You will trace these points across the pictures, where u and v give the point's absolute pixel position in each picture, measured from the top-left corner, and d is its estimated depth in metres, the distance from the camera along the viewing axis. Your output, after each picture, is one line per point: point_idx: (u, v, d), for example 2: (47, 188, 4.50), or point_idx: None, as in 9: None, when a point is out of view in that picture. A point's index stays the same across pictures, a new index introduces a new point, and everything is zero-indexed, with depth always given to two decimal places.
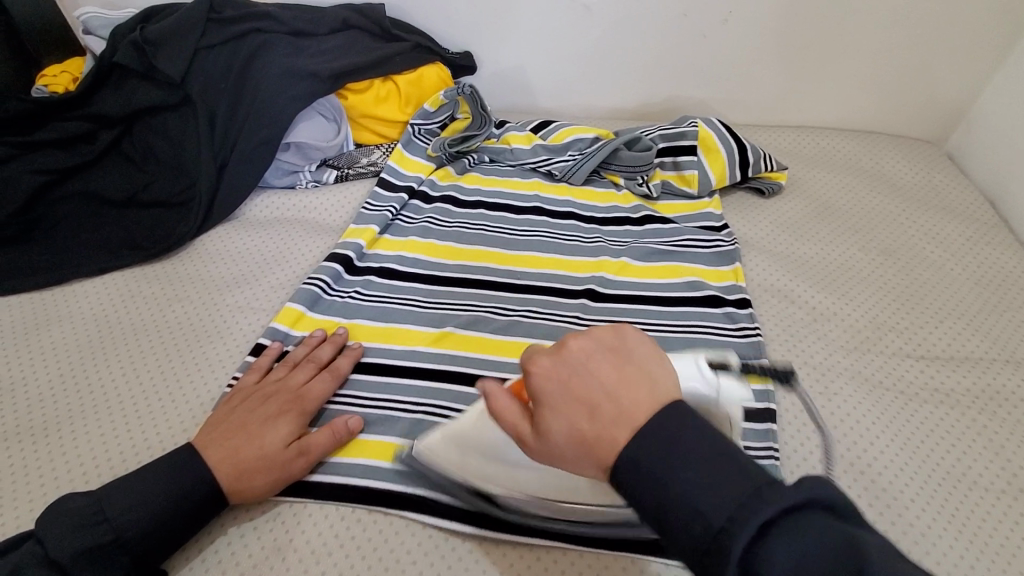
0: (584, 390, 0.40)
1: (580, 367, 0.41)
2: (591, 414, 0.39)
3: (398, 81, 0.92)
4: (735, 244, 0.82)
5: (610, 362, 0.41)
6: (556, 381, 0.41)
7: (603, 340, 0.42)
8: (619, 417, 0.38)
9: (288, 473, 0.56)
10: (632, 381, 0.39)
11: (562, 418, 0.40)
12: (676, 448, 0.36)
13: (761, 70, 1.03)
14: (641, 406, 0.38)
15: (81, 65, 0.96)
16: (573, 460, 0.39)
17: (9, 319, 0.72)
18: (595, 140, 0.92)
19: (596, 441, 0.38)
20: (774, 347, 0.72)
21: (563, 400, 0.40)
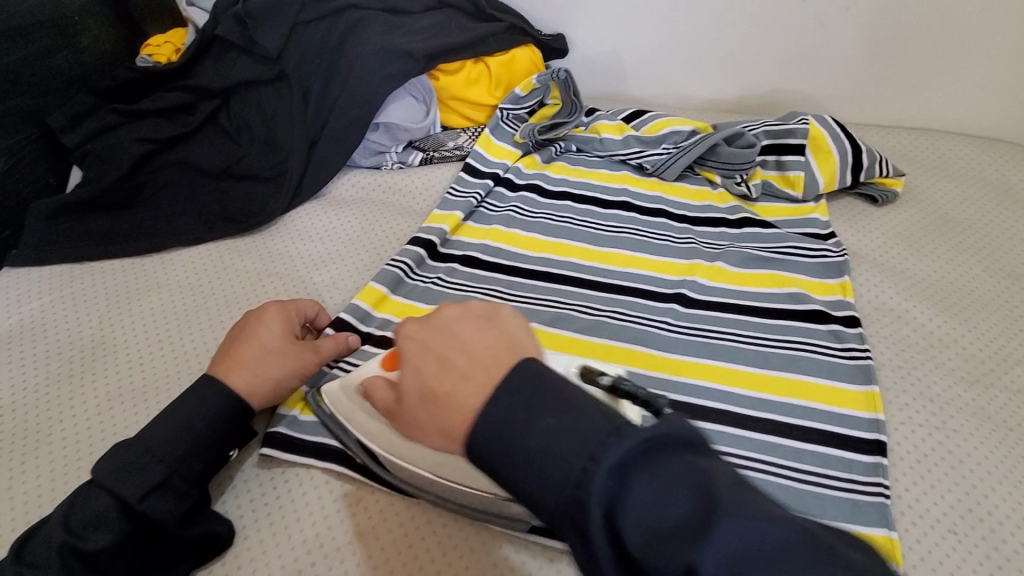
0: (442, 349, 0.42)
1: (442, 330, 0.43)
2: (442, 373, 0.41)
3: (489, 63, 0.91)
4: (844, 255, 0.75)
5: (473, 326, 0.43)
6: (419, 342, 0.44)
7: (475, 311, 0.45)
8: (463, 376, 0.39)
9: (300, 365, 0.60)
10: (492, 344, 0.41)
11: (417, 378, 0.42)
12: (533, 405, 0.35)
13: (881, 64, 0.93)
14: (485, 366, 0.39)
15: (183, 36, 0.98)
16: (426, 420, 0.41)
17: (113, 281, 0.76)
18: (692, 134, 0.86)
19: (447, 400, 0.40)
20: (885, 374, 0.66)
21: (424, 360, 0.43)
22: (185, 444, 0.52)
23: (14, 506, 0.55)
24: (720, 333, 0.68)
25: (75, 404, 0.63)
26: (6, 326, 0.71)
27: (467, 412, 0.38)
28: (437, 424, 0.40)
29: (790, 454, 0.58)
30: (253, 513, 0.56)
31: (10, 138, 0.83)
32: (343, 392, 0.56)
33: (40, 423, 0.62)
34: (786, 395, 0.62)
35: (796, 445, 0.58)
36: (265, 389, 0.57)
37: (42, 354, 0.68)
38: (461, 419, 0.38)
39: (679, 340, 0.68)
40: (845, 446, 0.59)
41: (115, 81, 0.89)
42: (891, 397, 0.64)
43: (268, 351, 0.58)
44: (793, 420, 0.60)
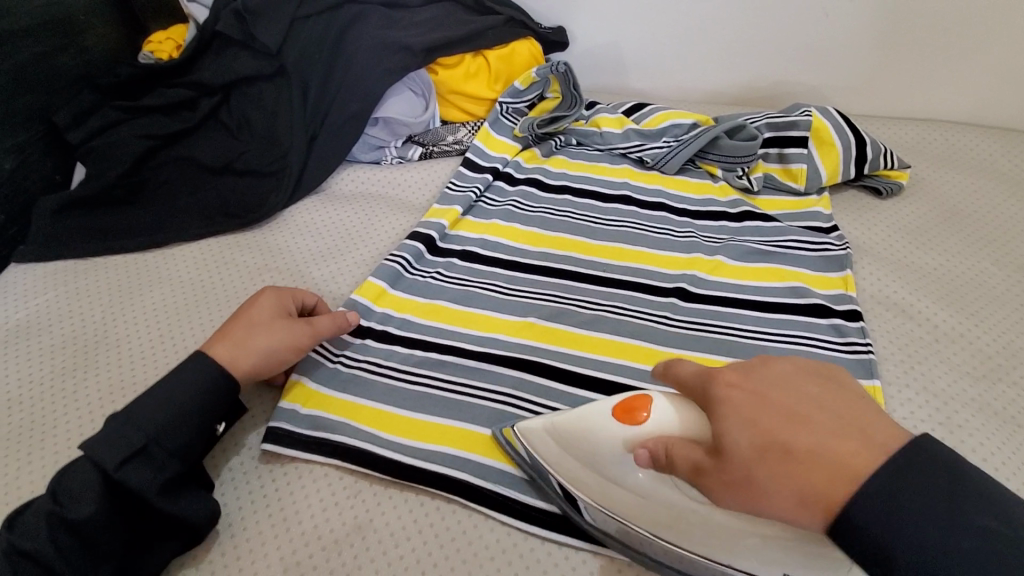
0: (800, 408, 0.41)
1: (784, 386, 0.42)
2: (845, 438, 0.39)
3: (489, 56, 0.91)
4: (847, 248, 0.74)
5: (818, 386, 0.42)
6: (755, 398, 0.42)
7: (807, 368, 0.44)
8: (841, 437, 0.39)
9: (287, 337, 0.61)
10: (838, 412, 0.41)
11: (750, 435, 0.40)
12: (899, 489, 0.36)
13: (888, 54, 0.91)
14: (855, 430, 0.39)
15: (184, 32, 0.99)
16: (773, 486, 0.39)
17: (117, 276, 0.77)
18: (692, 127, 0.86)
19: (809, 463, 0.38)
20: (886, 368, 0.65)
21: (748, 414, 0.41)
22: (176, 424, 0.53)
23: (21, 495, 0.56)
24: (719, 327, 0.68)
25: (78, 397, 0.64)
26: (13, 320, 0.72)
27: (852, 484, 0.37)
28: (796, 491, 0.38)
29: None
30: (251, 504, 0.57)
31: (16, 135, 0.84)
32: (553, 436, 0.53)
33: (45, 416, 0.63)
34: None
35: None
36: (251, 359, 0.58)
37: (47, 349, 0.69)
38: (855, 483, 0.37)
39: (679, 335, 0.67)
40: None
41: (118, 78, 0.89)
42: (892, 392, 0.64)
43: (257, 324, 0.60)
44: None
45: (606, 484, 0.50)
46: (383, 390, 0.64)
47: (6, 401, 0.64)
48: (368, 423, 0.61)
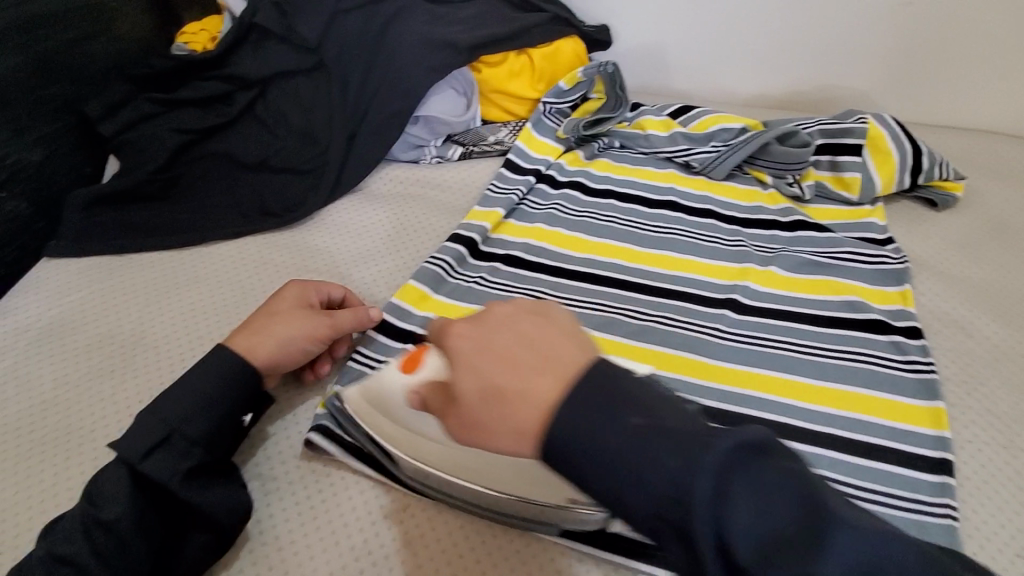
0: (507, 344, 0.38)
1: (500, 324, 0.39)
2: (511, 368, 0.36)
3: (533, 54, 0.89)
4: (904, 261, 0.72)
5: (531, 320, 0.39)
6: (473, 338, 0.39)
7: (527, 306, 0.41)
8: (537, 370, 0.36)
9: (304, 325, 0.60)
10: (536, 339, 0.38)
11: (472, 375, 0.37)
12: (602, 418, 0.33)
13: (945, 59, 0.88)
14: (541, 359, 0.36)
15: (219, 24, 0.97)
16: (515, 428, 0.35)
17: (152, 274, 0.75)
18: (742, 132, 0.83)
19: (508, 397, 0.36)
20: (949, 389, 0.63)
21: (471, 356, 0.38)
22: (206, 426, 0.52)
23: (64, 500, 0.55)
24: (774, 341, 0.66)
25: (116, 400, 0.63)
26: (49, 318, 0.71)
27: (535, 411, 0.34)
28: (506, 424, 0.35)
29: (845, 469, 0.56)
30: (297, 514, 0.55)
31: (49, 126, 0.83)
32: (360, 393, 0.55)
33: (85, 418, 0.61)
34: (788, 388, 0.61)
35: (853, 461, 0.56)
36: (267, 346, 0.57)
37: (84, 348, 0.68)
38: (541, 416, 0.34)
39: (733, 348, 0.65)
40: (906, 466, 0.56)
41: (152, 69, 0.88)
42: (955, 414, 0.61)
43: (273, 314, 0.60)
44: (835, 431, 0.58)
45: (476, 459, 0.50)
46: None
47: (45, 401, 0.63)
48: None
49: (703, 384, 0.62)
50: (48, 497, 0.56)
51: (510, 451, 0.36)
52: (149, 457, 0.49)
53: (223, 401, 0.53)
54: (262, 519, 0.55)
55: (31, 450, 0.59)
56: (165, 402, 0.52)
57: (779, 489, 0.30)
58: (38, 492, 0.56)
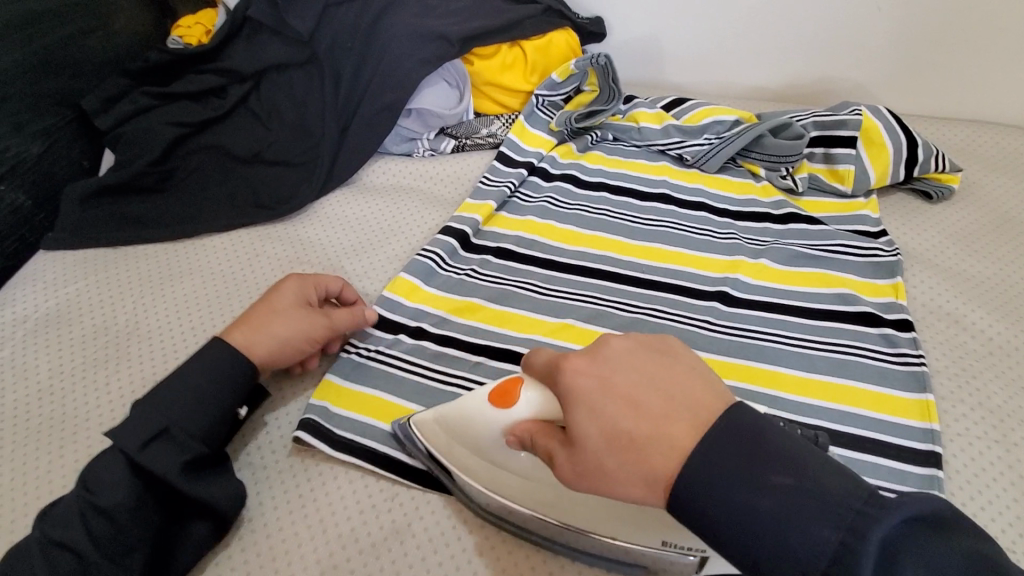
0: (630, 387, 0.41)
1: (617, 365, 0.42)
2: (667, 420, 0.38)
3: (526, 47, 0.88)
4: (897, 254, 0.72)
5: (651, 361, 0.42)
6: (596, 380, 0.42)
7: (643, 343, 0.44)
8: (667, 418, 0.38)
9: (303, 325, 0.60)
10: (663, 380, 0.40)
11: (598, 423, 0.40)
12: (752, 460, 0.36)
13: (942, 50, 0.87)
14: (689, 410, 0.39)
15: (213, 18, 0.97)
16: (619, 470, 0.39)
17: (147, 267, 0.76)
18: (735, 124, 0.83)
19: (638, 443, 0.38)
20: (940, 382, 0.63)
21: (601, 398, 0.41)
22: (199, 420, 0.53)
23: (57, 488, 0.56)
24: (764, 334, 0.66)
25: (110, 390, 0.63)
26: (45, 310, 0.72)
27: (673, 461, 0.37)
28: (637, 472, 0.38)
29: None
30: (285, 503, 0.56)
31: (45, 119, 0.83)
32: (439, 422, 0.54)
33: (79, 408, 0.62)
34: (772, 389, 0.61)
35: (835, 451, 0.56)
36: (266, 345, 0.58)
37: (79, 340, 0.68)
38: (676, 462, 0.37)
39: (722, 340, 0.65)
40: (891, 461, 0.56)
41: (147, 63, 0.88)
42: (945, 406, 0.61)
43: (273, 311, 0.60)
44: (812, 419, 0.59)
45: (491, 469, 0.52)
46: (414, 390, 0.62)
47: (39, 392, 0.64)
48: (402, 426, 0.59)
49: None
50: (42, 485, 0.56)
51: (633, 497, 0.39)
52: (138, 444, 0.50)
53: (220, 398, 0.54)
54: (249, 508, 0.55)
55: (25, 439, 0.60)
56: (160, 396, 0.53)
57: (950, 565, 0.31)
58: (32, 480, 0.57)
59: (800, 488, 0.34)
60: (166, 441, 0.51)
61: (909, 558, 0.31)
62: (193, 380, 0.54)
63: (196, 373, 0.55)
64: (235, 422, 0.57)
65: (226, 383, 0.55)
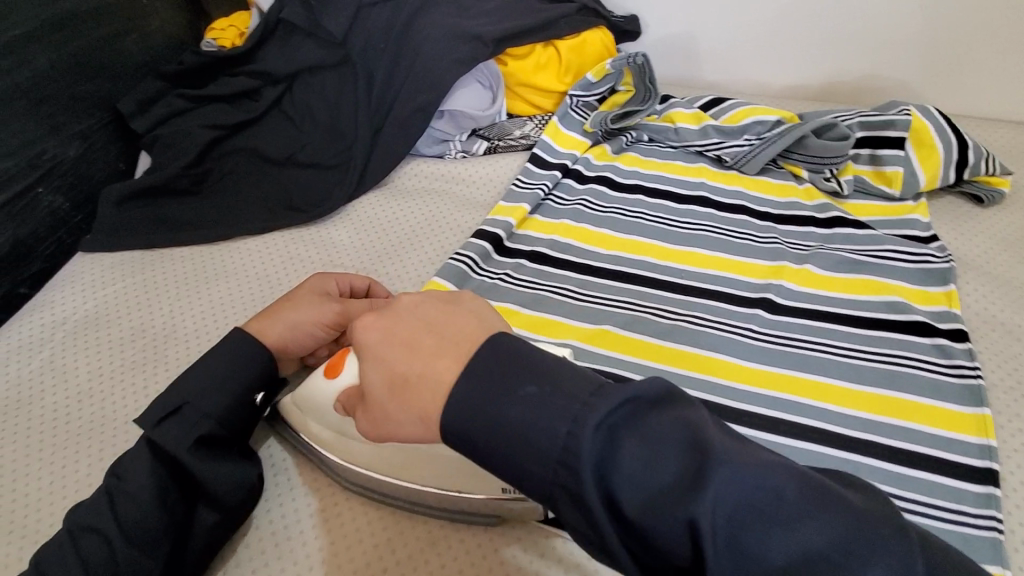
0: (408, 334, 0.40)
1: (403, 315, 0.42)
2: (409, 359, 0.39)
3: (559, 46, 0.87)
4: (949, 260, 0.69)
5: (435, 310, 0.42)
6: (380, 333, 0.41)
7: (435, 295, 0.43)
8: (429, 357, 0.38)
9: (315, 310, 0.61)
10: (452, 325, 0.40)
11: (380, 369, 0.40)
12: (497, 391, 0.35)
13: (996, 47, 0.83)
14: (445, 343, 0.39)
15: (247, 20, 0.97)
16: (404, 417, 0.38)
17: (181, 269, 0.76)
18: (777, 124, 0.80)
19: (403, 385, 0.38)
20: (996, 396, 0.60)
21: (382, 348, 0.40)
22: (208, 398, 0.53)
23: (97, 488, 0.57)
24: (808, 343, 0.63)
25: (148, 392, 0.64)
26: (85, 311, 0.73)
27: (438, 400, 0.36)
28: (410, 412, 0.38)
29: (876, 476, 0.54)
30: (322, 509, 0.55)
31: (83, 122, 0.84)
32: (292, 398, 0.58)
33: (119, 410, 0.63)
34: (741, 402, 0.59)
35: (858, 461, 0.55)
36: (277, 329, 0.59)
37: (117, 341, 0.69)
38: (440, 400, 0.36)
39: (765, 349, 0.63)
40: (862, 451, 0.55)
41: (182, 66, 0.89)
42: (1003, 422, 0.58)
43: (289, 299, 0.61)
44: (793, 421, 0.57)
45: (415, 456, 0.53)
46: None
47: (80, 393, 0.65)
48: None
49: (733, 386, 0.60)
50: (83, 486, 0.57)
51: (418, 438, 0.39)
52: (175, 439, 0.50)
53: (229, 377, 0.54)
54: (286, 513, 0.55)
55: (66, 439, 0.61)
56: (184, 379, 0.54)
57: (665, 447, 0.31)
58: (74, 480, 0.58)
59: (551, 398, 0.34)
60: (180, 419, 0.52)
61: (623, 446, 0.31)
62: (213, 364, 0.55)
63: (221, 359, 0.55)
64: (255, 410, 0.56)
65: (237, 364, 0.55)
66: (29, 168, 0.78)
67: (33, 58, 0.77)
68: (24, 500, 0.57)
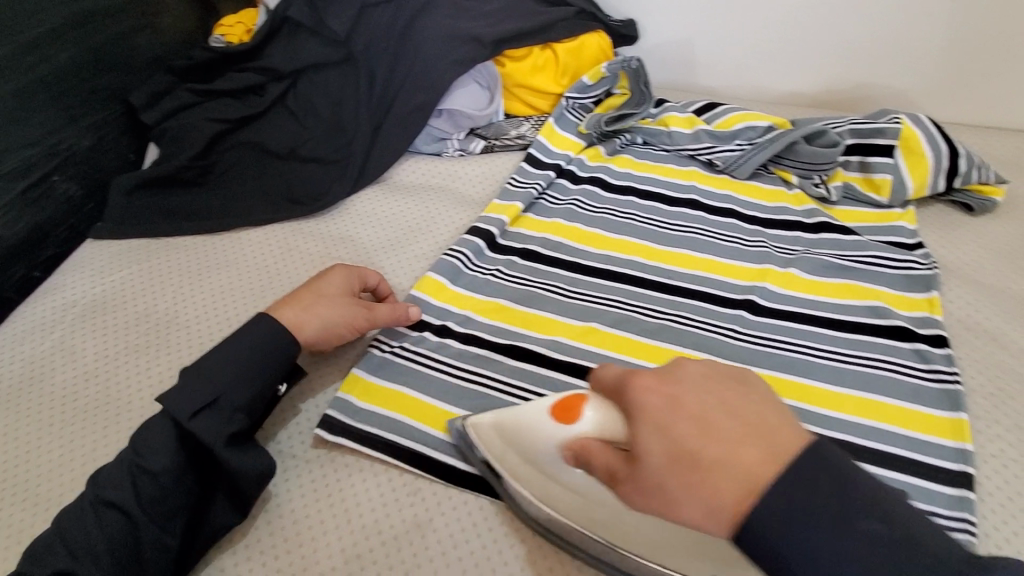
0: (698, 408, 0.40)
1: (684, 384, 0.42)
2: (733, 441, 0.38)
3: (557, 49, 0.89)
4: (934, 267, 0.70)
5: (730, 387, 0.42)
6: (666, 399, 0.41)
7: (723, 371, 0.44)
8: (727, 435, 0.38)
9: (348, 313, 0.62)
10: (739, 402, 0.41)
11: (670, 442, 0.39)
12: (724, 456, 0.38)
13: (990, 56, 0.83)
14: (725, 422, 0.39)
15: (255, 17, 1.00)
16: (677, 495, 0.38)
17: (187, 258, 0.79)
18: (768, 130, 0.81)
19: (699, 461, 0.38)
20: (975, 401, 0.61)
21: (673, 418, 0.40)
22: (243, 391, 0.55)
23: (98, 462, 0.59)
24: (790, 345, 0.65)
25: (150, 375, 0.66)
26: (92, 296, 0.75)
27: (727, 486, 0.37)
28: (705, 496, 0.38)
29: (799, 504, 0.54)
30: (312, 491, 0.57)
31: (97, 114, 0.87)
32: (496, 428, 0.51)
33: (122, 390, 0.65)
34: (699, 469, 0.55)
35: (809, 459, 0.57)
36: (312, 329, 0.60)
37: (122, 326, 0.71)
38: (748, 488, 0.37)
39: (748, 350, 0.65)
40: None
41: (193, 61, 0.91)
42: (980, 427, 0.59)
43: (322, 295, 0.62)
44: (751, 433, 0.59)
45: (541, 477, 0.49)
46: (443, 389, 0.63)
47: (86, 374, 0.67)
48: (426, 423, 0.60)
49: None
50: (89, 461, 0.60)
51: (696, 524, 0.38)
52: (191, 415, 0.52)
53: (269, 371, 0.57)
54: (278, 493, 0.57)
55: (72, 418, 0.63)
56: (215, 369, 0.55)
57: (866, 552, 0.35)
58: (79, 456, 0.60)
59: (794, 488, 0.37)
60: (216, 411, 0.53)
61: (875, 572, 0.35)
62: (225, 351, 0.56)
63: (253, 355, 0.56)
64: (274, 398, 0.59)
65: (275, 360, 0.57)
66: (46, 158, 0.81)
67: (52, 52, 0.80)
68: (32, 474, 0.59)
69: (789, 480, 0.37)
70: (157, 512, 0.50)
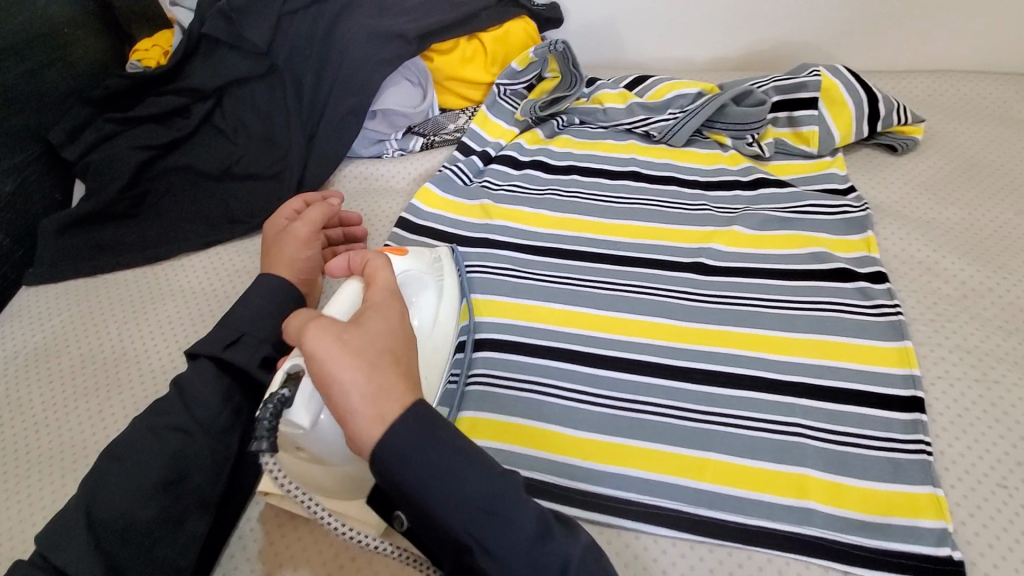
0: (383, 326, 0.43)
1: (379, 310, 0.45)
2: (378, 372, 0.40)
3: (484, 38, 0.90)
4: (866, 208, 0.73)
5: (390, 323, 0.44)
6: (380, 322, 0.44)
7: (385, 326, 0.44)
8: (382, 360, 0.41)
9: (296, 237, 0.66)
10: (388, 347, 0.42)
11: (376, 323, 0.43)
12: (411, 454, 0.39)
13: (892, 4, 0.88)
14: (393, 354, 0.42)
15: (170, 38, 0.97)
16: (330, 372, 0.39)
17: (126, 292, 0.75)
18: (698, 96, 0.84)
19: (367, 344, 0.41)
20: (918, 329, 0.64)
21: (382, 325, 0.44)
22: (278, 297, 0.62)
23: (46, 516, 0.56)
24: (740, 299, 0.66)
25: (101, 417, 0.63)
26: (31, 345, 0.71)
27: (356, 426, 0.39)
28: (341, 407, 0.39)
29: (692, 499, 0.53)
30: (284, 509, 0.56)
31: (12, 156, 0.83)
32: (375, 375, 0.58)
33: (76, 436, 0.62)
34: (573, 438, 0.57)
35: (723, 432, 0.56)
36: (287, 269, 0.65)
37: (67, 369, 0.68)
38: (381, 426, 0.39)
39: (703, 309, 0.66)
40: (865, 505, 0.52)
41: (106, 90, 0.87)
42: (925, 352, 0.62)
43: (274, 244, 0.67)
44: (650, 407, 0.59)
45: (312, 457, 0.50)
46: None
47: (36, 425, 0.63)
48: None
49: (674, 347, 0.63)
50: (40, 516, 0.56)
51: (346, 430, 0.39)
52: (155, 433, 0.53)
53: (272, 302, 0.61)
54: (250, 518, 0.56)
55: (27, 470, 0.60)
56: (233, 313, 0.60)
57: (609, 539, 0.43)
58: (26, 514, 0.57)
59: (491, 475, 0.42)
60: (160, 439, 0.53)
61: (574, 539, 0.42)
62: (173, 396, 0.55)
63: (266, 282, 0.62)
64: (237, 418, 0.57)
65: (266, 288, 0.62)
66: None
67: None
68: None
69: (409, 437, 0.39)
70: (134, 550, 0.49)
